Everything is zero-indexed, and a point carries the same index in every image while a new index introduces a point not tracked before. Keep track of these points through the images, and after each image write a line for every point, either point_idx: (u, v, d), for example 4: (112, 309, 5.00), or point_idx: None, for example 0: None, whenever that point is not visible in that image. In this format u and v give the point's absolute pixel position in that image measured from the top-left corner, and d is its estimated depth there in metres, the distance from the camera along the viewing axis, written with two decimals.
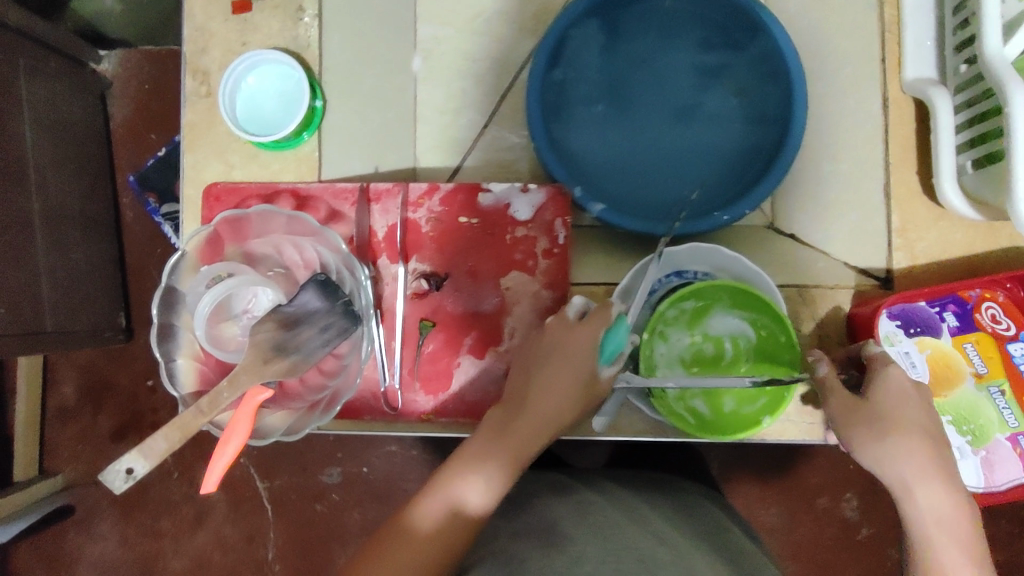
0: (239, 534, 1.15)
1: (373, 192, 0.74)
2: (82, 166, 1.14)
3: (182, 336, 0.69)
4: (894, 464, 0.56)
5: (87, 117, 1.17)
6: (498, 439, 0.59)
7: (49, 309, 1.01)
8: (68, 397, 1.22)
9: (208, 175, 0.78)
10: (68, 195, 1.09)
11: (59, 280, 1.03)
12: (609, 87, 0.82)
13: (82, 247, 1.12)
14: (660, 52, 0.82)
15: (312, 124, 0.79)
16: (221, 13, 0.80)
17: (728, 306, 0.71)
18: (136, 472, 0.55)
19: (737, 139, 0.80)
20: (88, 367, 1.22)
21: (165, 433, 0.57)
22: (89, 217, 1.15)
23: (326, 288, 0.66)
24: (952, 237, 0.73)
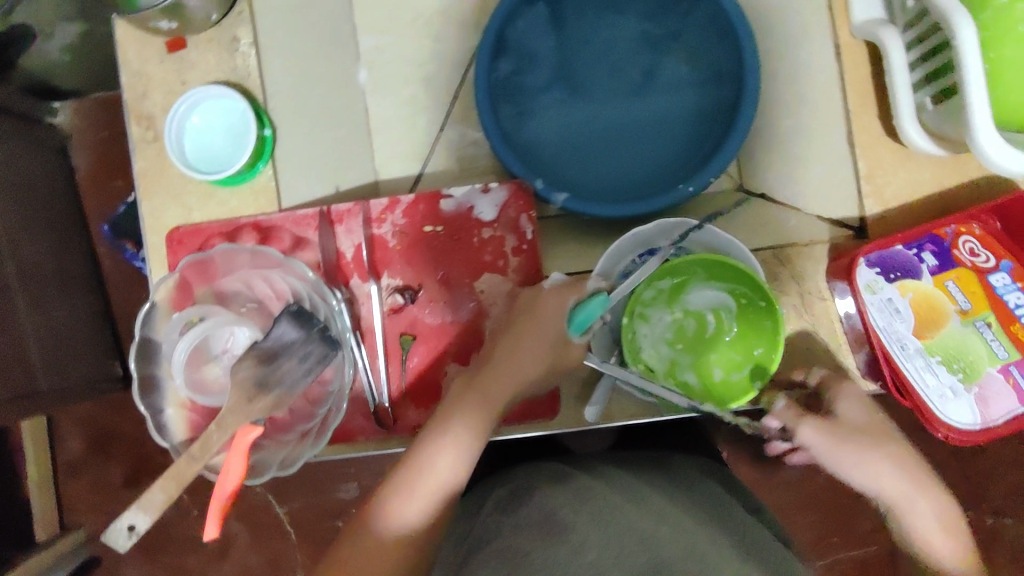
0: (263, 561, 1.15)
1: (334, 214, 0.73)
2: (52, 223, 1.13)
3: (166, 386, 0.69)
4: (865, 471, 0.60)
5: (51, 173, 1.16)
6: (471, 395, 0.60)
7: (42, 369, 1.00)
8: (76, 451, 1.22)
9: (169, 220, 0.76)
10: (41, 253, 1.08)
11: (46, 338, 1.02)
12: (559, 71, 0.81)
13: (62, 303, 1.10)
14: (604, 28, 0.81)
15: (263, 156, 0.75)
16: (156, 54, 0.76)
17: (703, 279, 0.71)
18: (138, 528, 0.56)
19: (693, 105, 0.79)
20: (91, 419, 1.22)
21: (162, 486, 0.57)
22: (65, 272, 1.14)
23: (300, 318, 0.66)
24: (919, 177, 0.71)
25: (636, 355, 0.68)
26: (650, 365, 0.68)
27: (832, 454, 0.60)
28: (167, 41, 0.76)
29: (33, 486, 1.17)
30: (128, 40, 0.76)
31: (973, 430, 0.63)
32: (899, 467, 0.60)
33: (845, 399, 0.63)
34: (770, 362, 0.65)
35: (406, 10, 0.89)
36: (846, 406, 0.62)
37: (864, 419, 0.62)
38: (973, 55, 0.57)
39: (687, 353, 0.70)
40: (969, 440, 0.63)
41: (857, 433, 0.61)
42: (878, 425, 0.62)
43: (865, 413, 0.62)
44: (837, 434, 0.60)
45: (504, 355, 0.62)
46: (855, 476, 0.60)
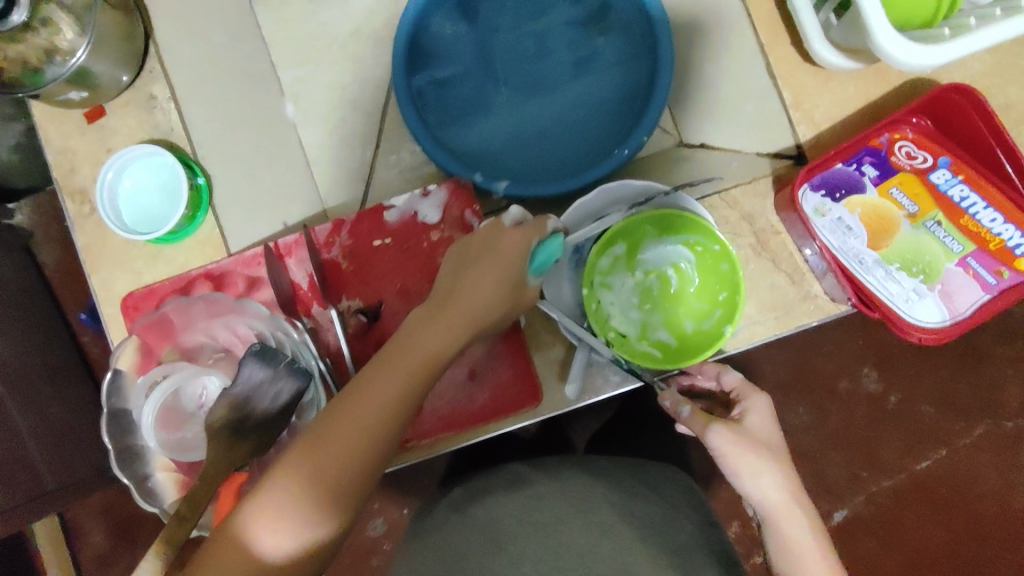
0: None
1: (282, 247, 0.73)
2: (31, 320, 1.12)
3: (146, 453, 0.69)
4: (755, 480, 0.57)
5: (20, 270, 1.16)
6: (428, 330, 0.56)
7: (49, 468, 0.99)
8: (99, 545, 1.21)
9: (121, 288, 0.76)
10: (23, 349, 1.05)
11: (44, 438, 1.00)
12: (483, 65, 0.81)
13: (56, 397, 1.08)
14: (512, 17, 0.81)
15: (201, 207, 0.77)
16: (76, 127, 0.78)
17: (657, 236, 0.70)
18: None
19: (616, 76, 0.80)
20: (108, 509, 1.21)
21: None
22: (51, 365, 1.12)
23: (265, 356, 0.65)
24: (844, 94, 0.72)
25: (604, 324, 0.67)
26: (621, 332, 0.68)
27: (733, 457, 0.57)
28: (85, 113, 0.78)
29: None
30: (47, 118, 0.78)
31: (945, 326, 0.65)
32: (783, 480, 0.57)
33: (756, 412, 0.61)
34: (737, 304, 0.64)
35: None
36: (753, 420, 0.60)
37: (771, 431, 0.60)
38: None
39: (656, 311, 0.70)
40: (946, 336, 0.65)
41: (758, 441, 0.58)
42: (780, 443, 0.60)
43: (767, 426, 0.60)
44: (743, 440, 0.57)
45: (465, 289, 0.58)
46: (745, 484, 0.57)
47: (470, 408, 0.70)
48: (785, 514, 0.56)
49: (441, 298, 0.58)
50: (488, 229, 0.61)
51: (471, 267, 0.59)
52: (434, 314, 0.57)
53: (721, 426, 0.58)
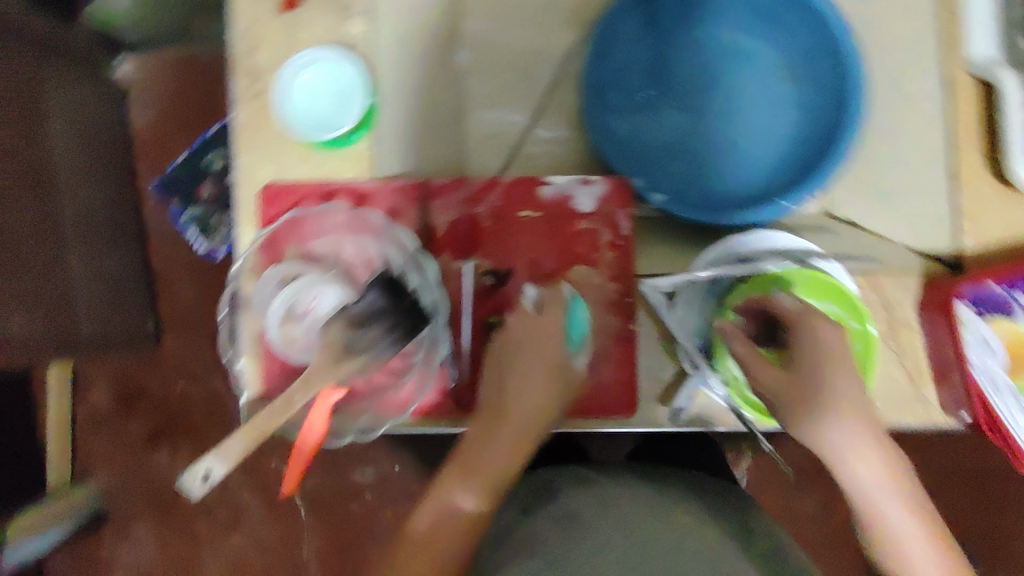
0: (275, 534, 1.36)
1: (432, 188, 0.74)
2: (109, 176, 1.31)
3: (245, 337, 0.72)
4: (855, 465, 0.62)
5: (110, 120, 1.34)
6: (500, 430, 0.65)
7: (84, 315, 1.17)
8: (105, 401, 1.42)
9: (264, 176, 0.76)
10: (97, 201, 1.25)
11: (91, 287, 1.19)
12: (658, 78, 0.82)
13: (112, 253, 1.29)
14: (697, 38, 0.82)
15: (364, 126, 0.77)
16: (266, 10, 0.77)
17: (800, 294, 0.69)
18: (213, 476, 0.62)
19: (789, 124, 0.78)
20: (121, 373, 1.42)
21: (240, 439, 0.62)
22: (116, 223, 1.32)
23: (391, 287, 0.68)
24: (1017, 216, 0.72)
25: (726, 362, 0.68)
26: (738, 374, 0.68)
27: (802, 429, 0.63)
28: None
29: (53, 435, 1.38)
30: None
31: None
32: (901, 489, 0.63)
33: (817, 347, 0.63)
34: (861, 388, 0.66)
35: None
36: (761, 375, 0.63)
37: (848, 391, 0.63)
38: None
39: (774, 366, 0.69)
40: None
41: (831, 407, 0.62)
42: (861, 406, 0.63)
43: (839, 380, 0.63)
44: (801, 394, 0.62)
45: (518, 387, 0.65)
46: (842, 471, 0.63)
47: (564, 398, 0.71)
48: (882, 493, 0.62)
49: (497, 376, 0.67)
50: (516, 318, 0.67)
51: (504, 346, 0.67)
52: (491, 430, 0.65)
53: (786, 401, 0.62)
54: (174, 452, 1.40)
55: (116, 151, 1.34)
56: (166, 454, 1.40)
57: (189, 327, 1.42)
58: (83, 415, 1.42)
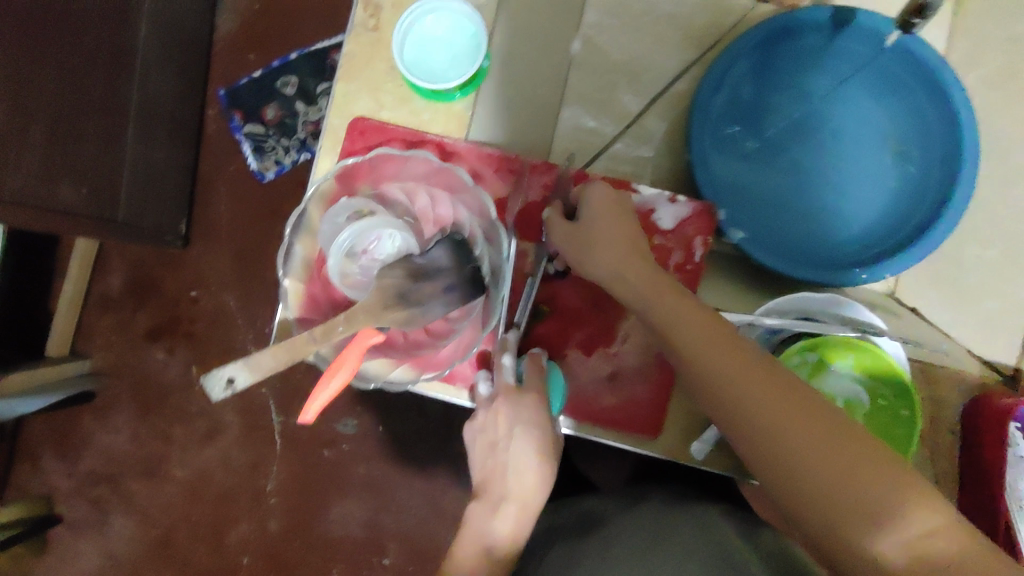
0: (246, 460, 1.35)
1: (520, 163, 0.73)
2: (180, 69, 1.31)
3: (296, 258, 0.70)
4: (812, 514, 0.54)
5: (196, 17, 1.34)
6: (511, 483, 0.68)
7: (124, 199, 1.17)
8: (116, 285, 1.41)
9: (358, 109, 0.76)
10: (158, 91, 1.22)
11: (136, 174, 1.19)
12: (761, 123, 0.80)
13: (165, 147, 1.29)
14: (814, 88, 0.80)
15: (471, 85, 0.77)
16: None
17: (850, 368, 0.68)
18: (236, 383, 0.62)
19: (884, 198, 0.77)
20: (138, 264, 1.41)
21: (273, 353, 0.62)
22: (177, 120, 1.33)
23: (458, 249, 0.68)
24: None
25: None
26: None
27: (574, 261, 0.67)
28: None
29: (67, 301, 1.37)
30: None
31: None
32: (834, 472, 0.53)
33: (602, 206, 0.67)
34: None
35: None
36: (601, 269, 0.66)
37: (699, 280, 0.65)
38: None
39: None
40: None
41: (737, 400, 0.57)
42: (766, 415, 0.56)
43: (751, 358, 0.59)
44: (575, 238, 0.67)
45: (524, 450, 0.67)
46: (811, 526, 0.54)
47: (594, 406, 0.71)
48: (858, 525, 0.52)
49: (495, 441, 0.69)
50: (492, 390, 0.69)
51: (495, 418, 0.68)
52: (499, 493, 0.68)
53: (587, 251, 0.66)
54: (170, 354, 1.40)
55: (192, 48, 1.34)
56: (163, 354, 1.39)
57: (218, 237, 1.41)
58: (93, 292, 1.41)
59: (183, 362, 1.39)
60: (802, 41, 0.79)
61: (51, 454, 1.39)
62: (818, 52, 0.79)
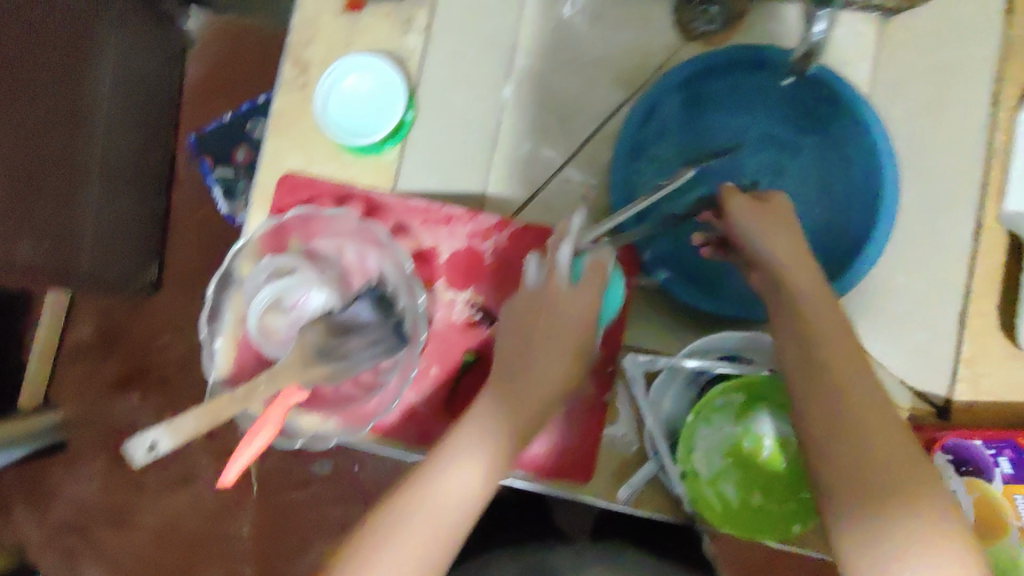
0: (221, 504, 1.35)
1: (444, 214, 0.74)
2: (145, 120, 1.31)
3: (228, 318, 0.72)
4: (855, 510, 0.56)
5: (163, 71, 1.36)
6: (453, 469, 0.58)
7: (87, 252, 1.16)
8: (88, 333, 1.42)
9: (288, 165, 0.77)
10: (119, 145, 1.22)
11: (100, 226, 1.19)
12: (699, 149, 0.84)
13: (130, 197, 1.29)
14: (738, 129, 0.84)
15: (395, 136, 0.79)
16: (332, 8, 0.78)
17: (776, 406, 0.68)
18: (158, 448, 0.61)
19: (826, 210, 0.81)
20: (110, 311, 1.42)
21: (193, 416, 0.62)
22: (142, 169, 1.33)
23: (382, 303, 0.70)
24: (1018, 379, 0.68)
25: (688, 453, 0.66)
26: (696, 467, 0.67)
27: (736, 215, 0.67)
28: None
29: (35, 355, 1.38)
30: None
31: None
32: (905, 478, 0.56)
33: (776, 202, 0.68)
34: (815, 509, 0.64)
35: (571, 44, 0.88)
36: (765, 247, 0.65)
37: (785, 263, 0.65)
38: None
39: (738, 470, 0.68)
40: None
41: (831, 372, 0.59)
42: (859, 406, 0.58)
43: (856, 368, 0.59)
44: (760, 209, 0.67)
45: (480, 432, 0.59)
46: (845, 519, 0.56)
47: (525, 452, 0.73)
48: (907, 531, 0.54)
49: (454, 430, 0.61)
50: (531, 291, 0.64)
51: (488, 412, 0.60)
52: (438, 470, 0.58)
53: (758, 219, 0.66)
54: (143, 401, 1.40)
55: (157, 98, 1.35)
56: (134, 401, 1.40)
57: (186, 282, 1.42)
58: (66, 341, 1.42)
59: (156, 407, 1.39)
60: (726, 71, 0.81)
61: (24, 504, 1.39)
62: (740, 92, 0.83)
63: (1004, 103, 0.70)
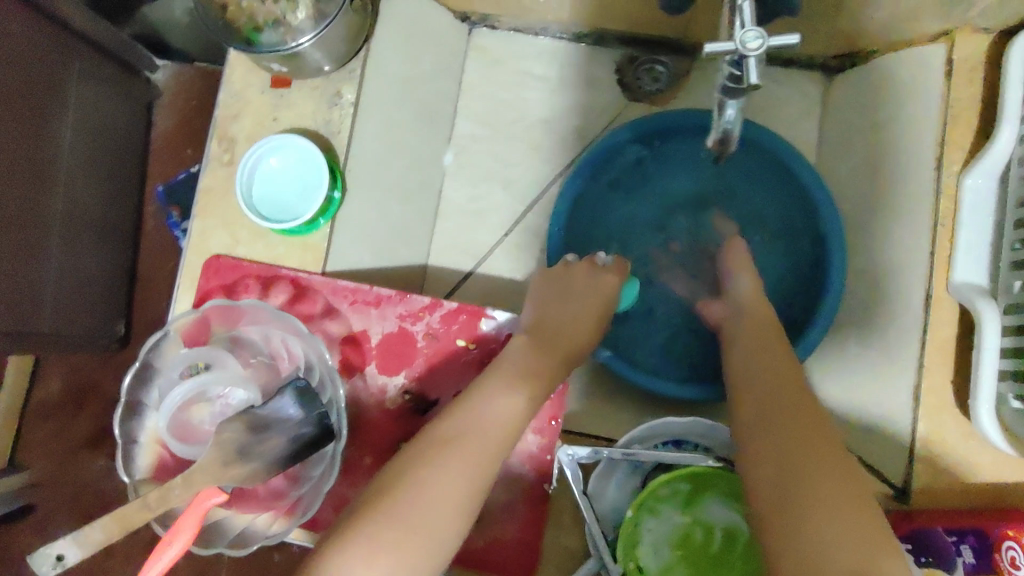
0: None
1: (373, 295, 0.72)
2: (111, 175, 1.29)
3: (147, 417, 0.67)
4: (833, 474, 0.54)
5: (130, 122, 1.35)
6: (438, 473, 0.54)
7: (48, 312, 1.13)
8: (54, 392, 1.39)
9: (214, 245, 0.75)
10: (82, 199, 1.20)
11: (63, 283, 1.16)
12: (658, 206, 0.85)
13: (94, 251, 1.26)
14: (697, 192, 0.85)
15: (323, 216, 0.73)
16: (259, 83, 0.76)
17: (725, 495, 0.64)
18: (66, 559, 0.58)
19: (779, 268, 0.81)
20: (78, 368, 1.39)
21: (103, 524, 0.58)
22: (107, 222, 1.30)
23: (304, 396, 0.65)
24: (979, 458, 0.64)
25: (631, 549, 0.62)
26: (643, 563, 0.62)
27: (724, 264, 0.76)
28: (274, 75, 0.76)
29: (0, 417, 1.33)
30: (242, 62, 0.76)
31: None
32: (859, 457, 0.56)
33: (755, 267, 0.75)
34: None
35: (513, 109, 0.90)
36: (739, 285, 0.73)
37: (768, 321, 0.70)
38: (992, 349, 0.62)
39: (688, 565, 0.63)
40: None
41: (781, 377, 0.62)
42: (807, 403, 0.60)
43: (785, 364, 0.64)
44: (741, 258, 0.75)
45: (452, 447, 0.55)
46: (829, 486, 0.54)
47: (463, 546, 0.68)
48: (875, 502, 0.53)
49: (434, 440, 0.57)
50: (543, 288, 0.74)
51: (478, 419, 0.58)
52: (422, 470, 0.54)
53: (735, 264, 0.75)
54: (112, 460, 1.36)
55: (122, 150, 1.33)
56: (103, 462, 1.36)
57: None
58: (30, 400, 1.38)
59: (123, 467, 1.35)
60: (682, 135, 0.81)
61: None
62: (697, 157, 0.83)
63: (951, 163, 0.67)
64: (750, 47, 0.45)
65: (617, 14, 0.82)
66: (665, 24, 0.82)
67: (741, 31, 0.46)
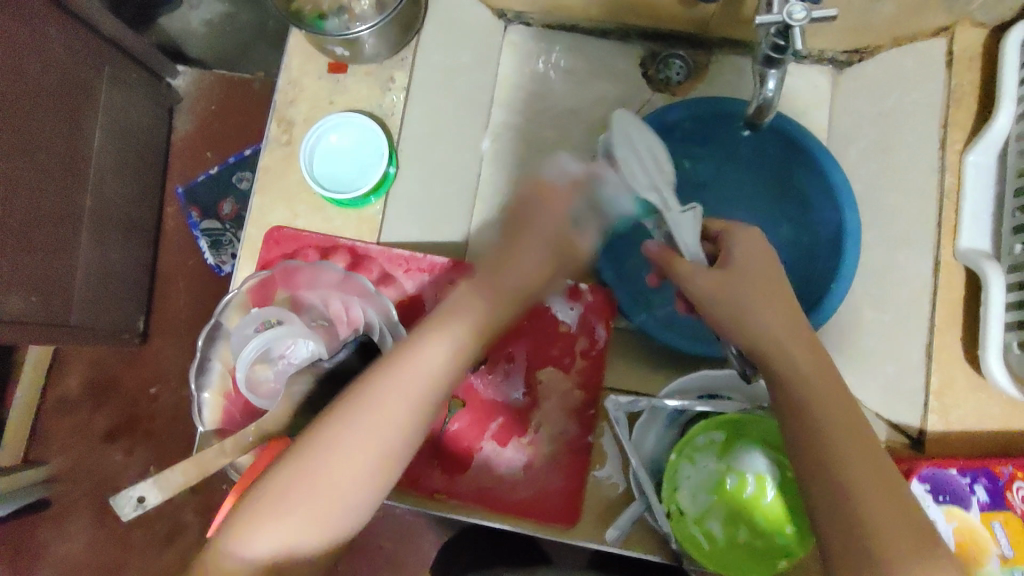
0: None
1: (427, 263, 0.78)
2: (138, 173, 1.30)
3: (215, 372, 0.72)
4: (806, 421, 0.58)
5: (150, 124, 1.33)
6: (377, 405, 0.57)
7: (76, 306, 1.13)
8: (70, 388, 1.39)
9: (273, 220, 0.80)
10: (110, 197, 1.21)
11: (91, 277, 1.17)
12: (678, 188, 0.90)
13: (120, 248, 1.27)
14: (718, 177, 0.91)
15: (382, 188, 0.81)
16: (316, 70, 0.83)
17: (756, 444, 0.68)
18: (146, 502, 0.56)
19: (786, 239, 0.87)
20: (95, 363, 1.39)
21: (183, 468, 0.57)
22: (133, 219, 1.30)
23: (366, 351, 0.70)
24: (987, 409, 0.71)
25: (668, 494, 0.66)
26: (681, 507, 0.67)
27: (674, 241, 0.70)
28: (331, 62, 0.83)
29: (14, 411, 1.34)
30: (299, 51, 0.83)
31: None
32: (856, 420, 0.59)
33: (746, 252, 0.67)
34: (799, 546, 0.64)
35: None
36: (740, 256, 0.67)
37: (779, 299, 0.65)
38: (998, 306, 0.68)
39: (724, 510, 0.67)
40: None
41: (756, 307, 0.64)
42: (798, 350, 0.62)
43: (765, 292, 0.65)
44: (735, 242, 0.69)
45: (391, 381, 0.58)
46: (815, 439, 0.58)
47: (512, 496, 0.74)
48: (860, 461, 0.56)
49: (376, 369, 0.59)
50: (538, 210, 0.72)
51: (425, 359, 0.59)
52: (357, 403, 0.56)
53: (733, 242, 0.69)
54: (130, 454, 1.36)
55: (145, 147, 1.32)
56: (121, 455, 1.35)
57: (177, 332, 1.38)
58: (46, 396, 1.38)
59: (141, 461, 1.36)
60: (710, 122, 0.86)
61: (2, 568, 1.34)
62: (720, 144, 0.89)
63: (952, 143, 0.74)
64: (796, 18, 0.55)
65: (641, 12, 0.88)
66: (680, 20, 0.88)
67: (789, 5, 0.55)
